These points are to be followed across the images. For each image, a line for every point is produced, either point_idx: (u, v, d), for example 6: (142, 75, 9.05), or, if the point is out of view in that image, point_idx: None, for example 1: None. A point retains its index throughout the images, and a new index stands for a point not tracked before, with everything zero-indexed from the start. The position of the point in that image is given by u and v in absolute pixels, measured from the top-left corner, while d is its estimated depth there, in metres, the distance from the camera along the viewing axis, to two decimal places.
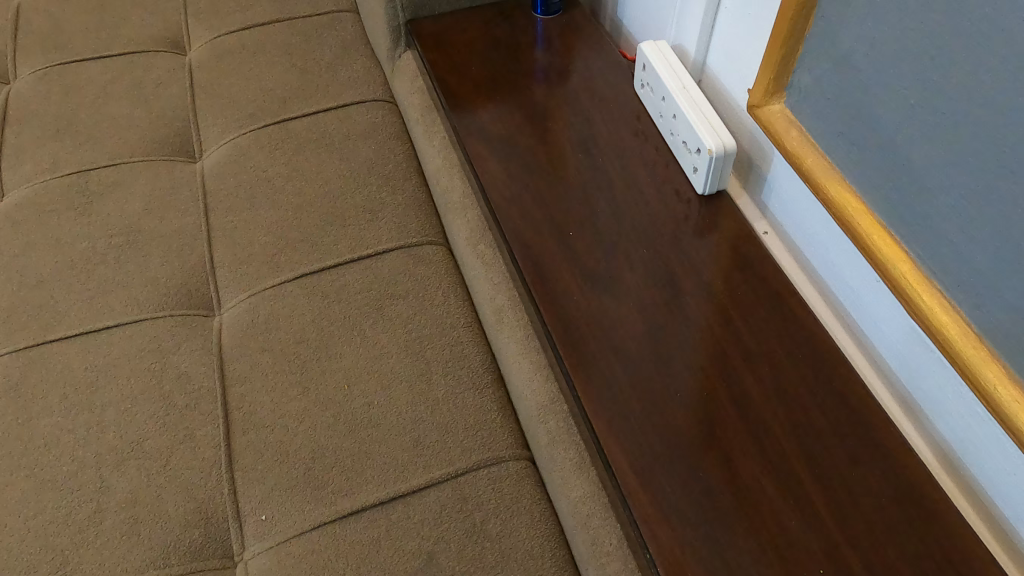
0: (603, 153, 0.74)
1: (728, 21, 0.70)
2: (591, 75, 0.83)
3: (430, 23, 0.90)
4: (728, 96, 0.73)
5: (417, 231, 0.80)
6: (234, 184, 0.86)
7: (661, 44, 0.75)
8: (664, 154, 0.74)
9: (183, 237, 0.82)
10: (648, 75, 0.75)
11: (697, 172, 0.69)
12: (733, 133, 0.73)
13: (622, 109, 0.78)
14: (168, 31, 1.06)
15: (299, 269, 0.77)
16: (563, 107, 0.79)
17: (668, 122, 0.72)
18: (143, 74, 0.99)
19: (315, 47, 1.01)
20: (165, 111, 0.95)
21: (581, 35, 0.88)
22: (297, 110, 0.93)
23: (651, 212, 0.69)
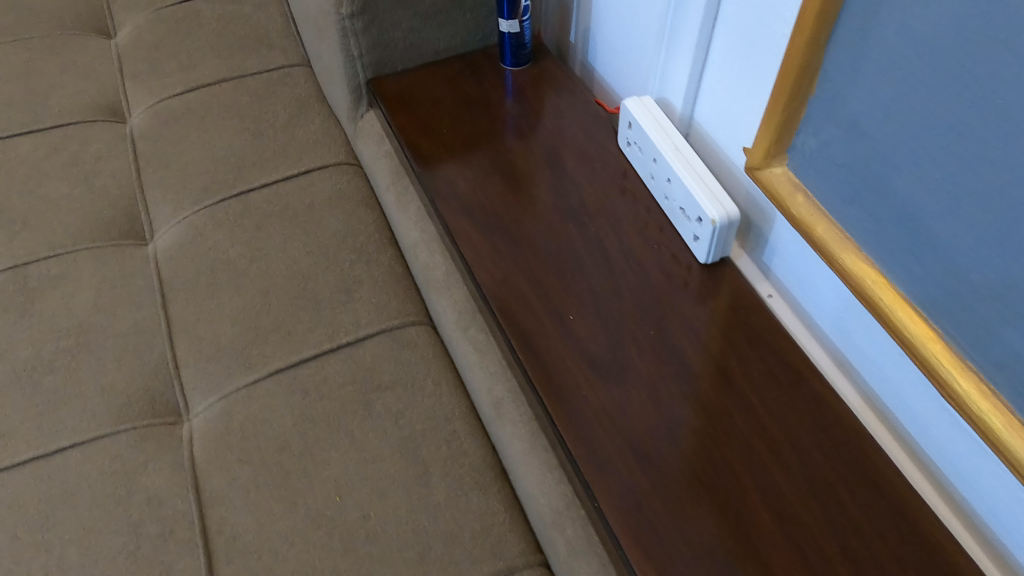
0: (594, 218, 0.69)
1: (716, 75, 0.67)
2: (570, 130, 0.79)
3: (393, 80, 0.85)
4: (719, 152, 0.70)
5: (398, 311, 0.74)
6: (192, 269, 0.79)
7: (646, 100, 0.72)
8: (657, 216, 0.70)
9: (139, 333, 0.74)
10: (636, 133, 0.71)
11: (698, 240, 0.65)
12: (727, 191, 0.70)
13: (607, 167, 0.74)
14: (104, 98, 0.99)
15: (274, 365, 0.71)
16: (545, 168, 0.74)
17: (661, 185, 0.69)
18: (81, 149, 0.92)
19: (268, 108, 0.95)
20: (108, 190, 0.87)
21: (555, 86, 0.84)
22: (255, 180, 0.86)
23: (651, 284, 0.65)
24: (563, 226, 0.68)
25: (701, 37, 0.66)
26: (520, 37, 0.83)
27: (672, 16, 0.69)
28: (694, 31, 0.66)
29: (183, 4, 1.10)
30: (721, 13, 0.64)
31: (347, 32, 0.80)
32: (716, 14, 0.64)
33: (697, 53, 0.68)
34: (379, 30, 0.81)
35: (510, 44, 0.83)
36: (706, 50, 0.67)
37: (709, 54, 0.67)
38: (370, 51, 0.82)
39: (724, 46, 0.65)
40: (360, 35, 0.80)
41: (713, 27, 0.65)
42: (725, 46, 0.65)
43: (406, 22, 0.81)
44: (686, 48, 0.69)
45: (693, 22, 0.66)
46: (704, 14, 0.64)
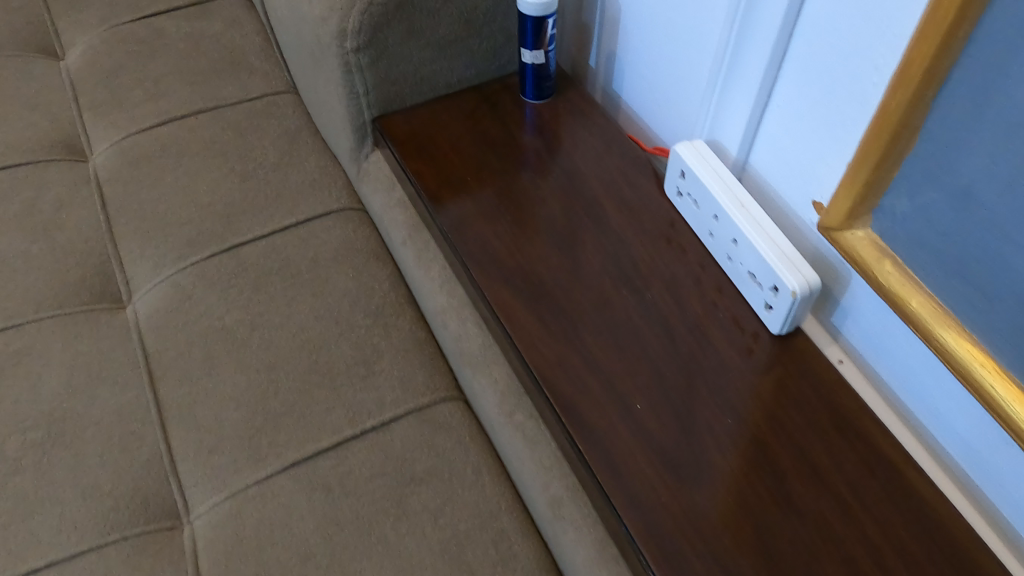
0: (649, 284, 0.63)
1: (781, 119, 0.61)
2: (607, 174, 0.71)
3: (403, 116, 0.76)
4: (782, 203, 0.64)
5: (427, 387, 0.66)
6: (180, 340, 0.68)
7: (699, 144, 0.65)
8: (715, 280, 0.64)
9: (125, 420, 0.64)
10: (690, 184, 0.65)
11: (771, 310, 0.59)
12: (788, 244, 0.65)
13: (654, 220, 0.68)
14: (61, 133, 0.88)
15: (288, 457, 0.61)
16: (587, 222, 0.67)
17: (724, 244, 0.63)
18: (38, 196, 0.80)
19: (255, 144, 0.85)
20: (74, 245, 0.76)
21: (583, 120, 0.76)
22: (247, 231, 0.76)
23: (720, 361, 0.59)
24: (616, 296, 0.62)
25: (765, 77, 0.60)
26: (544, 69, 0.74)
27: (727, 52, 0.62)
28: (757, 71, 0.60)
29: (144, 21, 0.98)
30: (791, 53, 0.57)
31: (352, 67, 0.71)
32: (784, 53, 0.58)
33: (759, 95, 0.61)
34: (388, 64, 0.72)
35: (532, 76, 0.74)
36: (769, 91, 0.61)
37: (774, 95, 0.61)
38: (377, 87, 0.73)
39: (793, 89, 0.59)
40: (366, 70, 0.71)
41: (780, 66, 0.59)
42: (795, 89, 0.58)
43: (418, 54, 0.72)
44: (746, 90, 0.62)
45: (756, 61, 0.60)
46: (771, 54, 0.58)
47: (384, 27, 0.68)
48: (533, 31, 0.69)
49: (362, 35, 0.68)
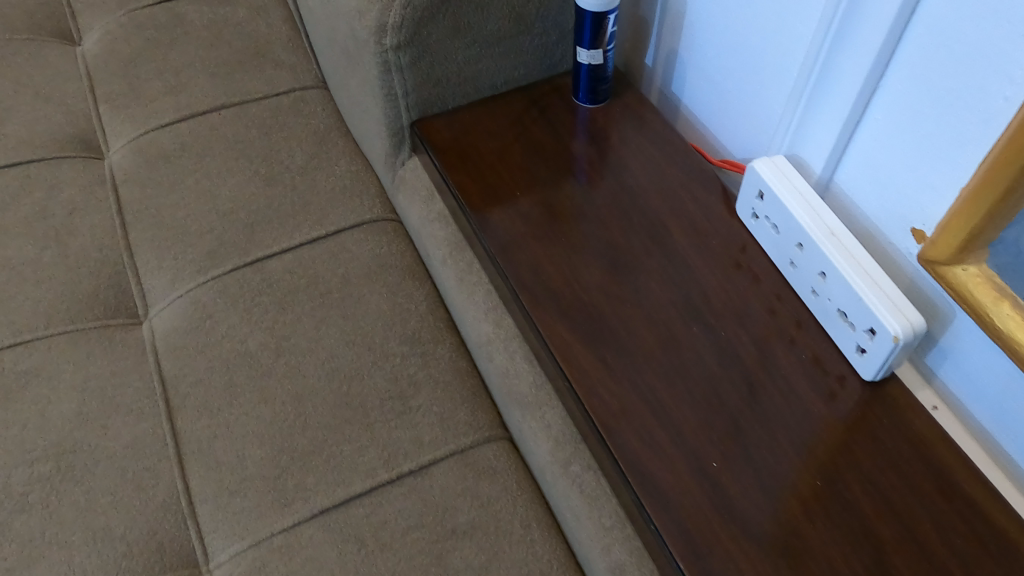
0: (721, 319, 0.56)
1: (878, 134, 0.50)
2: (670, 190, 0.64)
3: (443, 121, 0.69)
4: (873, 228, 0.54)
5: (469, 426, 0.60)
6: (199, 363, 0.62)
7: (779, 160, 0.57)
8: (794, 314, 0.56)
9: (140, 454, 0.58)
10: (769, 207, 0.57)
11: (865, 354, 0.51)
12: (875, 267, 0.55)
13: (724, 244, 0.60)
14: (76, 127, 0.82)
15: (316, 502, 0.56)
16: (649, 246, 0.60)
17: (809, 276, 0.55)
18: (50, 197, 0.74)
19: (281, 144, 0.78)
20: (87, 253, 0.70)
21: (642, 127, 0.68)
22: (272, 243, 0.70)
23: (807, 413, 0.52)
24: (685, 333, 0.55)
25: (865, 83, 0.49)
26: (601, 69, 0.66)
27: (822, 52, 0.52)
28: (856, 75, 0.49)
29: (166, 5, 0.92)
30: (900, 58, 0.47)
31: (391, 66, 0.64)
32: (892, 57, 0.47)
33: (856, 107, 0.51)
34: (430, 63, 0.65)
35: (588, 77, 0.67)
36: (866, 103, 0.50)
37: (871, 105, 0.50)
38: (417, 89, 0.66)
39: (897, 100, 0.48)
40: (406, 70, 0.64)
41: (884, 71, 0.48)
42: (899, 100, 0.48)
43: (463, 52, 0.65)
44: (839, 97, 0.52)
45: (855, 65, 0.49)
46: (875, 55, 0.47)
47: (428, 23, 0.61)
48: (591, 27, 0.62)
49: (403, 31, 0.61)
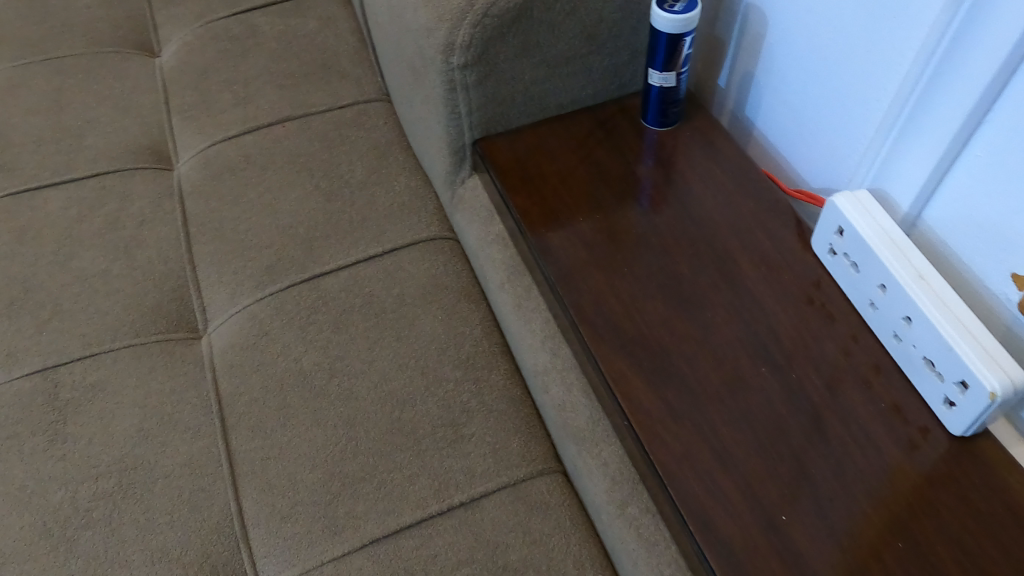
0: (793, 360, 0.53)
1: (979, 171, 0.46)
2: (741, 219, 0.61)
3: (507, 140, 0.67)
4: (966, 271, 0.49)
5: (522, 458, 0.59)
6: (257, 383, 0.63)
7: (862, 194, 0.53)
8: (874, 358, 0.53)
9: (197, 473, 0.59)
10: (849, 244, 0.53)
11: (954, 408, 0.47)
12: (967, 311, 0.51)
13: (797, 279, 0.57)
14: (149, 137, 0.82)
15: (367, 531, 0.55)
16: (717, 279, 0.57)
17: (892, 320, 0.51)
18: (121, 208, 0.75)
19: (343, 158, 0.78)
20: (153, 266, 0.71)
21: (712, 152, 0.66)
22: (329, 260, 0.70)
23: (888, 466, 0.48)
24: (754, 374, 0.52)
25: (968, 115, 0.45)
26: (673, 92, 0.64)
27: (922, 79, 0.48)
28: (960, 107, 0.46)
29: (239, 18, 0.93)
30: (1009, 93, 0.43)
31: (456, 85, 0.62)
32: (1001, 90, 0.43)
33: (954, 141, 0.47)
34: (496, 81, 0.63)
35: (658, 99, 0.65)
36: (965, 137, 0.47)
37: (973, 139, 0.46)
38: (482, 108, 0.64)
39: (1003, 136, 0.44)
40: (472, 89, 0.62)
41: (990, 104, 0.44)
42: (1006, 135, 0.44)
43: (531, 71, 0.63)
44: (938, 129, 0.48)
45: (958, 97, 0.46)
46: (983, 86, 0.44)
47: (496, 42, 0.59)
48: (666, 50, 0.60)
49: (471, 51, 0.59)
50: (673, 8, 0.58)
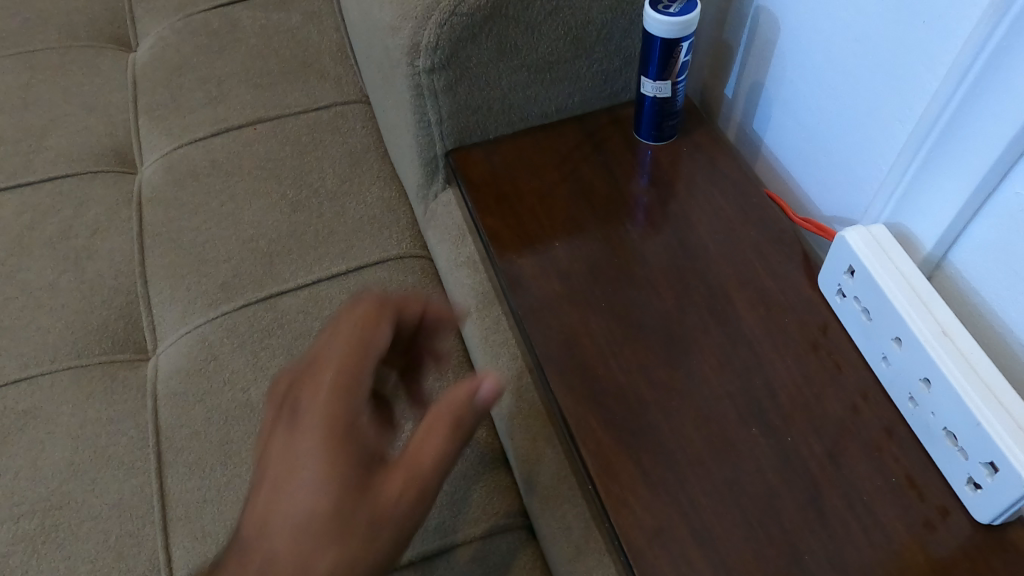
0: (789, 420, 0.46)
1: (1019, 210, 0.38)
2: (738, 250, 0.54)
3: (483, 153, 0.60)
4: (999, 325, 0.42)
5: (481, 512, 0.52)
6: (199, 415, 0.57)
7: (878, 230, 0.46)
8: (887, 421, 0.45)
9: (125, 515, 0.53)
10: (861, 287, 0.46)
11: (980, 491, 0.40)
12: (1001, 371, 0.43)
13: (800, 322, 0.50)
14: (113, 138, 0.77)
15: None
16: (707, 319, 0.50)
17: (908, 380, 0.44)
18: (74, 215, 0.70)
19: (314, 165, 0.72)
20: (103, 280, 0.66)
21: (711, 171, 0.58)
22: (289, 278, 0.64)
23: (897, 554, 0.41)
24: (743, 435, 0.45)
25: (1007, 143, 0.37)
26: (668, 103, 0.57)
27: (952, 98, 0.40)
28: (998, 135, 0.38)
29: (220, 10, 0.85)
30: None
31: (424, 91, 0.55)
32: None
33: (992, 173, 0.39)
34: (468, 87, 0.56)
35: (651, 111, 0.57)
36: (1004, 168, 0.39)
37: (1012, 172, 0.38)
38: (454, 116, 0.58)
39: None
40: (441, 95, 0.56)
41: None
42: None
43: (508, 77, 0.57)
44: (972, 159, 0.40)
45: (996, 122, 0.38)
46: None
47: (467, 44, 0.53)
48: (659, 57, 0.52)
49: (439, 52, 0.52)
50: (669, 10, 0.50)
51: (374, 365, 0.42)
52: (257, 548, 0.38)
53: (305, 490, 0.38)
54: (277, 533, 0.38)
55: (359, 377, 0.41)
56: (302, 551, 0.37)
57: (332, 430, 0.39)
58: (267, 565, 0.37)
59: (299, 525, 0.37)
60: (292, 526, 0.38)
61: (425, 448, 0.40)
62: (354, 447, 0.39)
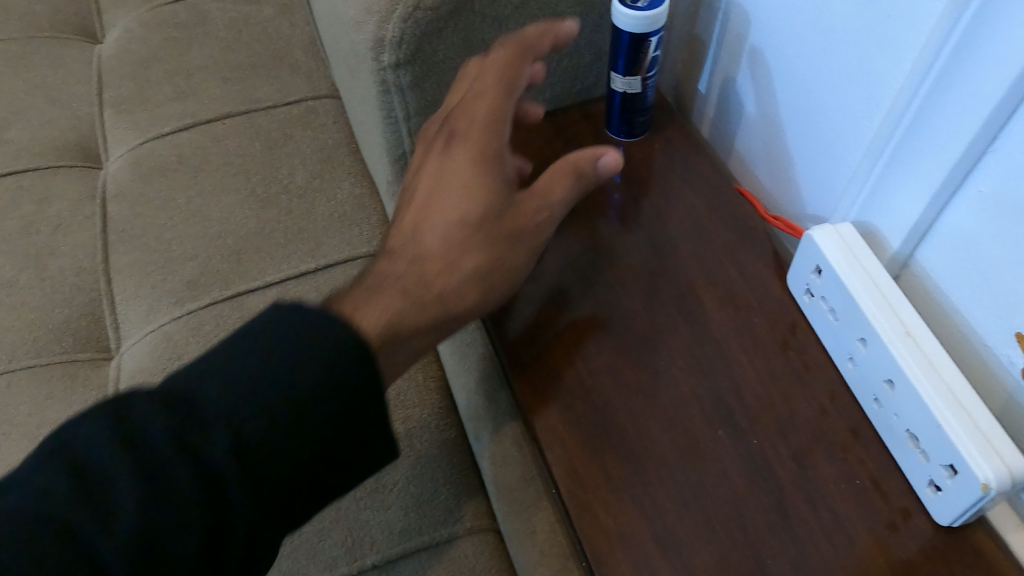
0: (755, 421, 0.45)
1: (982, 210, 0.38)
2: (708, 248, 0.53)
3: None
4: (962, 325, 0.41)
5: (448, 515, 0.52)
6: None
7: (845, 230, 0.46)
8: (852, 421, 0.45)
9: None
10: (827, 286, 0.46)
11: (941, 493, 0.40)
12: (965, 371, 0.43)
13: (769, 323, 0.49)
14: (78, 132, 0.76)
15: None
16: (675, 319, 0.50)
17: (872, 380, 0.43)
18: (37, 212, 0.69)
19: (284, 160, 0.71)
20: (65, 279, 0.65)
21: (682, 169, 0.58)
22: (257, 276, 0.63)
23: (858, 556, 0.40)
24: (709, 437, 0.45)
25: (969, 142, 0.37)
26: (639, 99, 0.56)
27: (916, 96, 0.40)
28: (959, 135, 0.38)
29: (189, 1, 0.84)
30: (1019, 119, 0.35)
31: (390, 87, 0.54)
32: (1008, 118, 0.35)
33: (954, 172, 0.39)
34: (436, 82, 0.55)
35: (622, 107, 0.57)
36: (968, 168, 0.38)
37: (974, 172, 0.38)
38: (422, 112, 0.57)
39: (1012, 171, 0.36)
40: (408, 91, 0.54)
41: (997, 133, 0.36)
42: (1016, 169, 0.36)
43: None
44: (935, 159, 0.40)
45: (958, 121, 0.37)
46: (987, 113, 0.36)
47: (433, 38, 0.51)
48: (628, 52, 0.52)
49: (404, 47, 0.51)
50: (637, 5, 0.50)
51: (509, 125, 0.50)
52: (408, 255, 0.47)
53: (455, 181, 0.48)
54: (427, 241, 0.47)
55: (500, 139, 0.49)
56: (450, 283, 0.46)
57: (481, 168, 0.48)
58: (421, 286, 0.45)
59: (451, 226, 0.47)
60: (448, 223, 0.47)
61: (555, 195, 0.50)
62: (494, 181, 0.48)
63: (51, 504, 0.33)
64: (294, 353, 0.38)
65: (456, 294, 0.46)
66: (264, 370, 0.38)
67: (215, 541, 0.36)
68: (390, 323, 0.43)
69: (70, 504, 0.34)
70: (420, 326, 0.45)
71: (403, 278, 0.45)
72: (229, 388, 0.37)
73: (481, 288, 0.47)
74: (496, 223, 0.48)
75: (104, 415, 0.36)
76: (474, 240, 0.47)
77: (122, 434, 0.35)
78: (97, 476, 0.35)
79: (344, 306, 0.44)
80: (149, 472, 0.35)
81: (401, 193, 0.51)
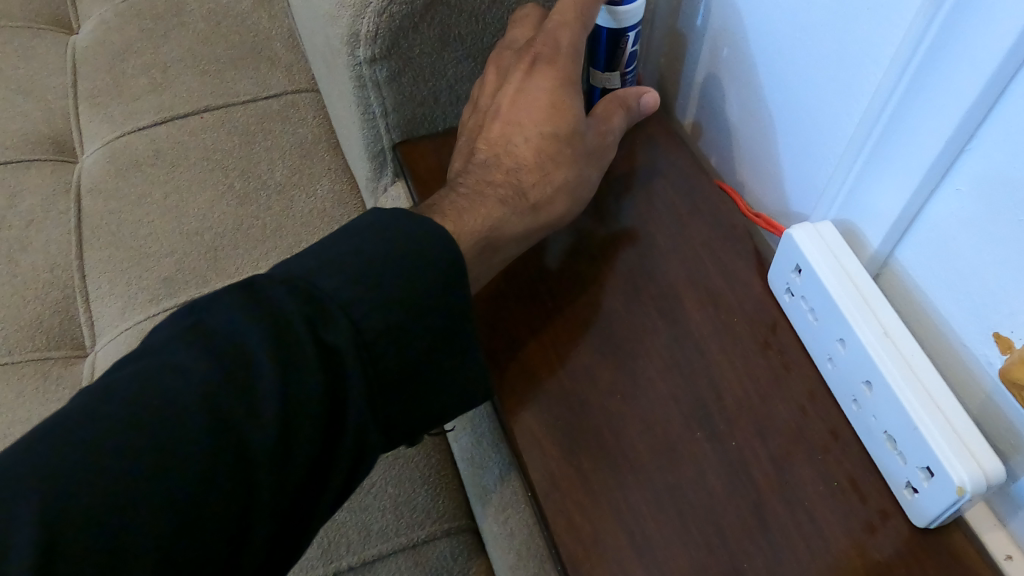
0: (734, 422, 0.45)
1: (960, 209, 0.38)
2: (689, 247, 0.53)
3: (431, 145, 0.59)
4: (941, 325, 0.41)
5: (426, 516, 0.51)
6: None
7: (824, 228, 0.45)
8: (830, 423, 0.45)
9: None
10: (807, 286, 0.45)
11: (918, 495, 0.40)
12: (943, 372, 0.42)
13: (749, 323, 0.49)
14: (52, 125, 0.75)
15: None
16: (655, 319, 0.50)
17: (851, 381, 0.43)
18: (9, 206, 0.68)
19: (262, 154, 0.70)
20: (38, 275, 0.65)
21: (664, 165, 0.57)
22: (234, 273, 0.63)
23: (834, 558, 0.40)
24: (686, 439, 0.45)
25: (946, 142, 0.37)
26: None
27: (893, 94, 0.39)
28: (936, 134, 0.37)
29: None
30: (996, 119, 0.34)
31: (366, 82, 0.53)
32: (985, 116, 0.35)
33: (932, 171, 0.38)
34: (412, 78, 0.54)
35: None
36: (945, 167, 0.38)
37: (951, 171, 0.38)
38: (400, 107, 0.56)
39: (989, 170, 0.35)
40: (384, 86, 0.54)
41: (974, 132, 0.36)
42: (993, 169, 0.35)
43: (454, 68, 0.55)
44: (913, 158, 0.39)
45: (935, 120, 0.37)
46: (964, 112, 0.35)
47: (409, 33, 0.51)
48: (606, 48, 0.51)
49: (379, 42, 0.50)
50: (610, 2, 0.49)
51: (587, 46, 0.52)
52: (504, 162, 0.49)
53: (537, 99, 0.49)
54: (516, 151, 0.49)
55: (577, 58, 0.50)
56: (544, 193, 0.49)
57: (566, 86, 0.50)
58: (515, 197, 0.48)
59: (534, 140, 0.49)
60: (533, 139, 0.49)
61: (614, 124, 0.52)
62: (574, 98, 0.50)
63: (202, 378, 0.34)
64: (413, 246, 0.41)
65: (548, 205, 0.49)
66: (384, 262, 0.40)
67: (337, 418, 0.37)
68: (483, 230, 0.46)
69: (213, 377, 0.34)
70: (506, 235, 0.47)
71: (498, 186, 0.48)
72: (348, 275, 0.39)
73: (567, 202, 0.50)
74: (576, 142, 0.50)
75: (230, 300, 0.37)
76: (562, 154, 0.49)
77: (258, 313, 0.37)
78: (231, 352, 0.35)
79: (443, 211, 0.46)
80: (281, 351, 0.35)
81: (476, 107, 0.53)
